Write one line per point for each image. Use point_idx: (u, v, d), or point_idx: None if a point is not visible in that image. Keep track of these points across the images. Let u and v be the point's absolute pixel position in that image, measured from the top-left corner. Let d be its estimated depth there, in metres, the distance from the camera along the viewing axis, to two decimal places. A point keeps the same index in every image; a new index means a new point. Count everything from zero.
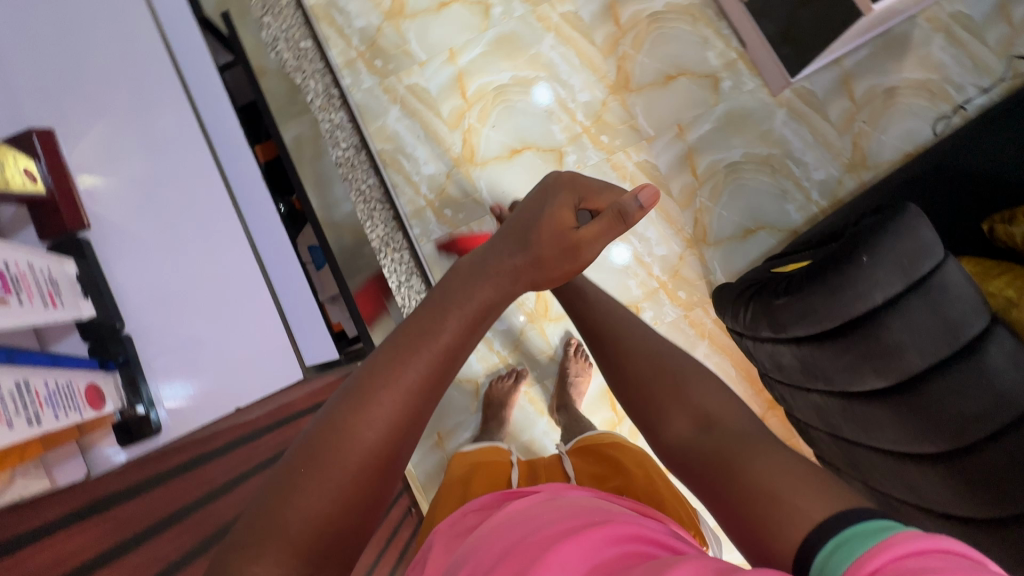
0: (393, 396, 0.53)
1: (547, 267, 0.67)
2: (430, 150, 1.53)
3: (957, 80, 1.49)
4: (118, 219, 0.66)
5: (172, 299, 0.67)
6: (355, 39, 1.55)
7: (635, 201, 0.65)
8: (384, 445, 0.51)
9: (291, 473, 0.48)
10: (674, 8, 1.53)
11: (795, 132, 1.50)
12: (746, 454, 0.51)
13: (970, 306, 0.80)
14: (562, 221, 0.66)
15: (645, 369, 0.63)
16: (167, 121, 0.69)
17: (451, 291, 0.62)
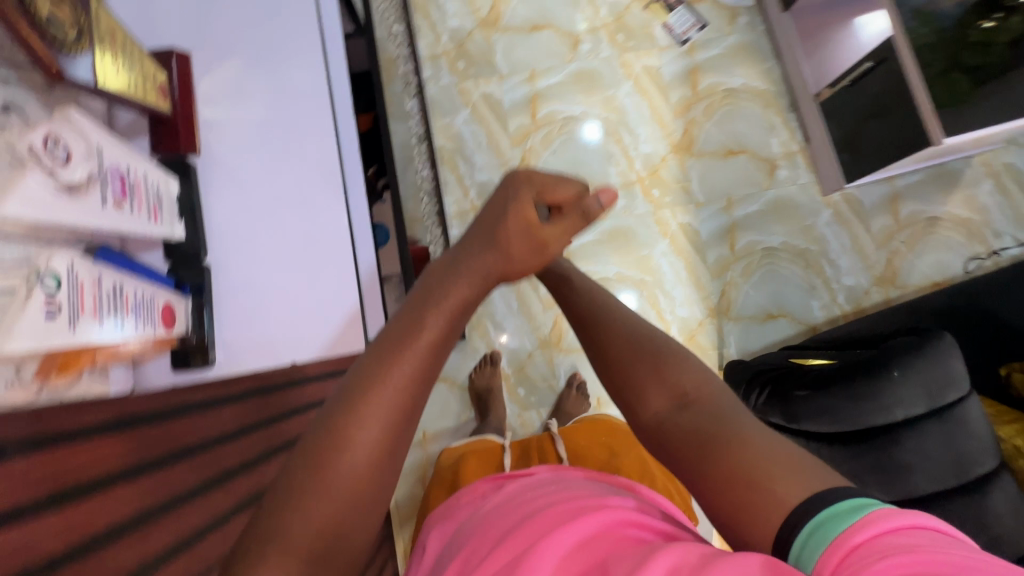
0: (392, 389, 0.47)
1: (515, 264, 0.59)
2: (488, 158, 1.56)
3: (997, 226, 1.55)
4: (224, 154, 0.70)
5: (248, 241, 0.70)
6: (444, 36, 1.60)
7: (598, 201, 0.57)
8: (390, 444, 0.47)
9: (294, 477, 0.44)
10: (749, 89, 1.59)
11: (835, 234, 1.54)
12: (733, 443, 0.48)
13: (983, 444, 0.82)
14: (528, 220, 0.57)
15: (623, 349, 0.57)
16: (292, 74, 0.73)
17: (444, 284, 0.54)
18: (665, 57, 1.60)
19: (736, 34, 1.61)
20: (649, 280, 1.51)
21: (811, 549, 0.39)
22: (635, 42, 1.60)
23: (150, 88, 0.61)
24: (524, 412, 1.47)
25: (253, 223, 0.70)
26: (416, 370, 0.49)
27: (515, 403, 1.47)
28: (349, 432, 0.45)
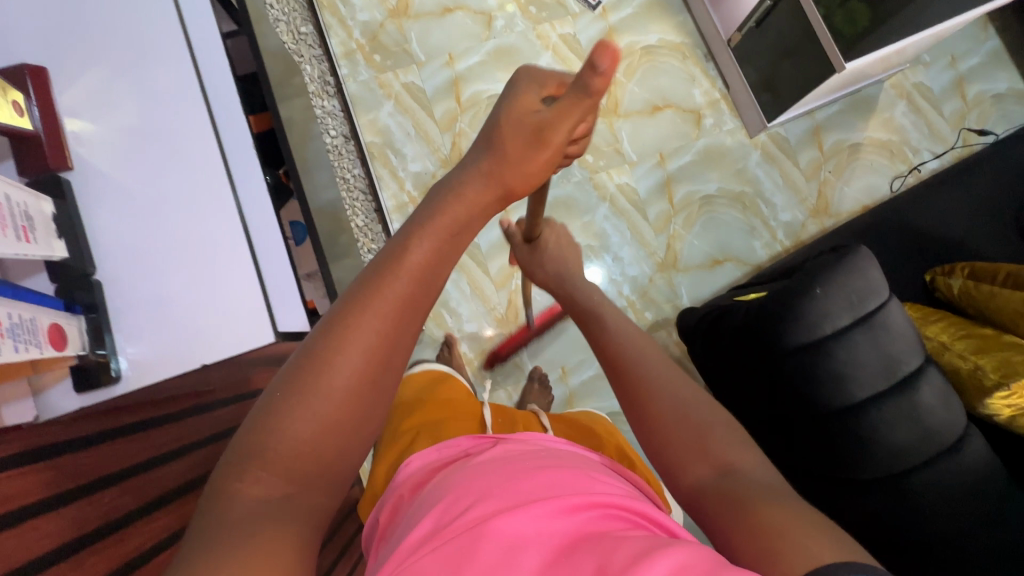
0: (378, 319, 0.50)
1: (514, 163, 0.57)
2: (419, 148, 1.54)
3: (915, 144, 1.61)
4: (103, 165, 0.65)
5: (142, 253, 0.64)
6: (356, 30, 1.57)
7: (595, 62, 0.46)
8: (366, 376, 0.49)
9: (278, 398, 0.47)
10: (666, 44, 1.62)
11: (767, 174, 1.59)
12: (766, 501, 0.49)
13: (907, 344, 0.86)
14: (522, 107, 0.56)
15: (666, 407, 0.60)
16: (163, 71, 0.67)
17: (441, 206, 0.56)
18: (580, 23, 1.61)
19: None
20: (594, 244, 1.53)
21: None
22: (548, 12, 1.61)
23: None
24: (493, 392, 1.48)
25: (140, 236, 0.64)
26: (399, 305, 0.51)
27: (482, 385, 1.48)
28: (330, 360, 0.48)
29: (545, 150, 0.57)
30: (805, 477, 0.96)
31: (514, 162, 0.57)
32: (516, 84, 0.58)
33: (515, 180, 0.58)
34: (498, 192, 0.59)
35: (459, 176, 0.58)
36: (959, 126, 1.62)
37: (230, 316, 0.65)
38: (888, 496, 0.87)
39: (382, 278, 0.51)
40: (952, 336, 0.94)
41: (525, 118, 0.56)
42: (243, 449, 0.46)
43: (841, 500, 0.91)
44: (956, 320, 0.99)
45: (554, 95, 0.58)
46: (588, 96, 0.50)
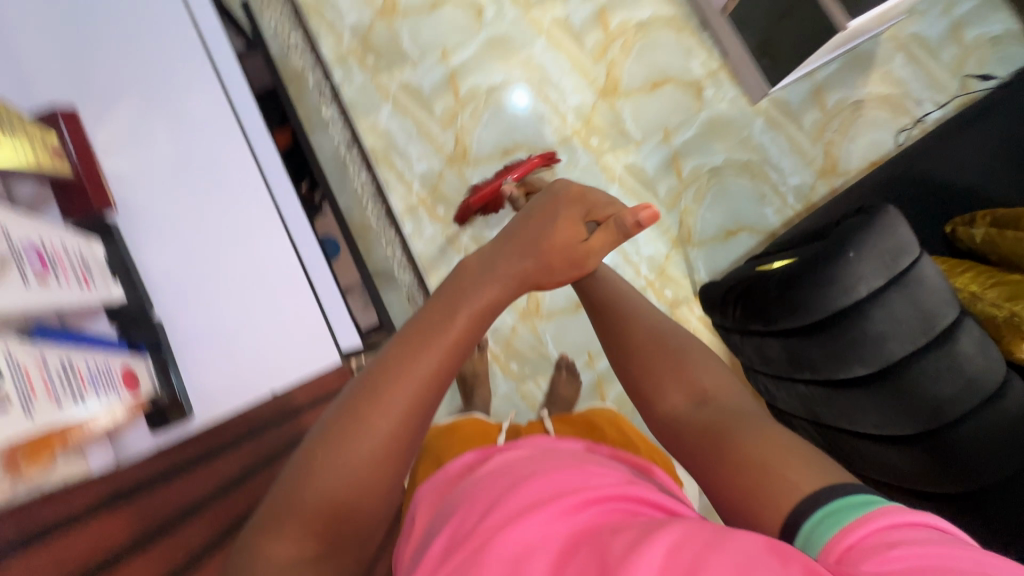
0: (414, 386, 0.52)
1: (555, 274, 0.63)
2: (422, 148, 1.53)
3: (916, 95, 1.61)
4: (145, 201, 0.66)
5: (194, 284, 0.66)
6: (346, 34, 1.55)
7: (635, 217, 0.59)
8: (396, 444, 0.52)
9: (312, 457, 0.50)
10: (659, 18, 1.59)
11: (772, 140, 1.58)
12: (739, 429, 0.55)
13: (943, 298, 0.86)
14: (566, 234, 0.62)
15: (643, 341, 0.65)
16: (198, 104, 0.72)
17: (484, 284, 0.59)
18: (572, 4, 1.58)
19: None
20: None
21: (822, 529, 0.45)
22: None
23: (39, 149, 0.55)
24: (522, 384, 1.49)
25: (187, 265, 0.66)
26: (434, 374, 0.53)
27: (511, 378, 1.49)
28: (362, 428, 0.50)
29: (583, 271, 0.64)
30: (857, 438, 0.98)
31: (554, 251, 0.61)
32: (552, 195, 0.64)
33: (553, 277, 0.63)
34: (527, 289, 0.62)
35: (500, 244, 0.62)
36: (959, 73, 1.61)
37: (291, 341, 0.71)
38: (941, 450, 0.87)
39: (418, 345, 0.54)
40: (982, 286, 0.96)
41: (566, 238, 0.62)
42: (271, 505, 0.49)
43: (895, 456, 0.93)
44: (983, 269, 1.00)
45: (596, 220, 0.64)
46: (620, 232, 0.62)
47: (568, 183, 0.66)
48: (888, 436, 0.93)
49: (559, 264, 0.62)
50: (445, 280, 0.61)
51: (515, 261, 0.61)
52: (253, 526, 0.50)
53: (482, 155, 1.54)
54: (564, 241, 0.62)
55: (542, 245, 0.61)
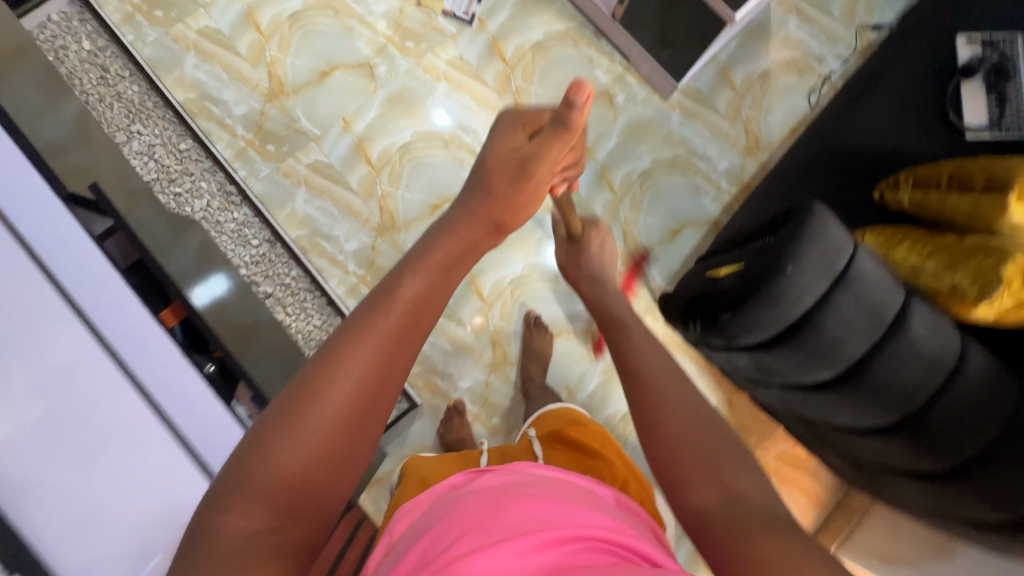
0: (366, 356, 0.61)
1: (502, 198, 0.83)
2: (349, 226, 1.47)
3: (818, 54, 1.63)
4: (31, 470, 0.66)
5: (110, 530, 0.68)
6: (239, 127, 1.47)
7: (571, 100, 0.69)
8: (349, 419, 0.59)
9: (271, 430, 0.57)
10: (553, 35, 1.57)
11: (692, 130, 1.58)
12: (763, 532, 0.56)
13: (885, 287, 0.87)
14: (509, 141, 0.83)
15: (684, 429, 0.67)
16: (61, 343, 0.72)
17: (434, 251, 0.72)
18: (461, 43, 1.54)
19: None
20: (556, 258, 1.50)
21: None
22: (426, 42, 1.53)
23: None
24: (509, 438, 1.45)
25: (95, 517, 0.67)
26: (386, 348, 0.62)
27: (496, 434, 1.45)
28: (320, 401, 0.58)
29: (530, 176, 0.82)
30: (840, 432, 0.98)
31: (502, 202, 0.83)
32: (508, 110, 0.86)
33: (500, 212, 0.83)
34: (488, 219, 0.83)
35: (443, 231, 0.76)
36: (852, 22, 1.63)
37: None
38: (921, 435, 0.88)
39: (370, 322, 0.63)
40: (921, 257, 0.96)
41: (512, 151, 0.82)
42: (232, 473, 0.56)
43: (878, 446, 0.93)
44: (919, 236, 1.00)
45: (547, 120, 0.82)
46: (562, 126, 0.74)
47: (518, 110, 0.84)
48: (867, 428, 0.93)
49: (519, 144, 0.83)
50: (404, 257, 0.72)
51: (467, 213, 0.80)
52: (210, 501, 0.55)
53: (411, 218, 1.48)
54: (514, 199, 0.84)
55: (491, 184, 0.83)
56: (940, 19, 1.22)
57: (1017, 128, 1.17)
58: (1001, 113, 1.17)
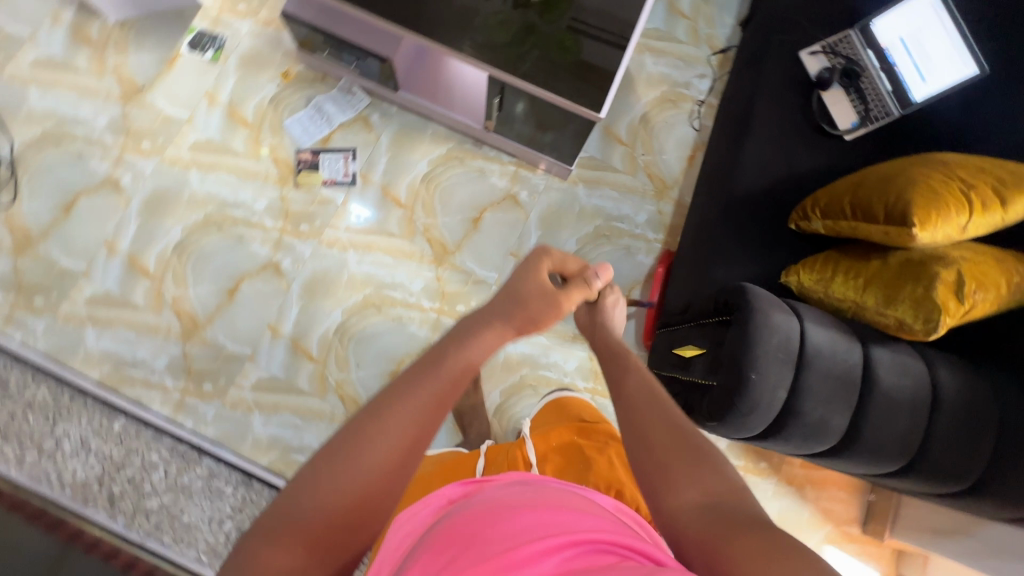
0: (411, 415, 0.62)
1: (538, 314, 0.88)
2: (317, 428, 1.40)
3: (683, 80, 1.68)
4: None
5: None
6: (167, 379, 1.40)
7: (597, 275, 0.97)
8: (393, 468, 0.59)
9: (314, 469, 0.57)
10: (437, 162, 1.56)
11: (602, 197, 1.60)
12: (745, 525, 0.52)
13: (842, 349, 0.89)
14: (547, 279, 0.92)
15: (666, 430, 0.67)
16: None
17: (485, 321, 0.81)
18: (354, 205, 1.52)
19: (383, 133, 1.56)
20: (526, 373, 1.50)
21: None
22: (320, 219, 1.50)
23: None
24: None
25: None
26: (431, 407, 0.64)
27: None
28: (368, 446, 0.58)
29: (559, 309, 0.90)
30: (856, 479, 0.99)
31: (535, 312, 0.86)
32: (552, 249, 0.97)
33: (532, 327, 0.88)
34: (518, 324, 0.85)
35: (481, 306, 0.85)
36: (699, 40, 1.70)
37: None
38: (931, 468, 0.90)
39: (418, 380, 0.66)
40: (856, 290, 1.00)
41: (544, 288, 0.89)
42: (287, 497, 0.56)
43: (896, 485, 0.94)
44: (846, 263, 1.04)
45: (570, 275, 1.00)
46: (584, 283, 0.96)
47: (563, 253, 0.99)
48: (880, 473, 0.94)
49: (548, 283, 0.92)
50: (468, 316, 0.82)
51: (498, 300, 0.87)
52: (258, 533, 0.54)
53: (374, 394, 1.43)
54: (541, 314, 0.88)
55: (528, 304, 0.87)
56: (779, 38, 1.28)
57: (886, 113, 1.21)
58: (865, 106, 1.22)
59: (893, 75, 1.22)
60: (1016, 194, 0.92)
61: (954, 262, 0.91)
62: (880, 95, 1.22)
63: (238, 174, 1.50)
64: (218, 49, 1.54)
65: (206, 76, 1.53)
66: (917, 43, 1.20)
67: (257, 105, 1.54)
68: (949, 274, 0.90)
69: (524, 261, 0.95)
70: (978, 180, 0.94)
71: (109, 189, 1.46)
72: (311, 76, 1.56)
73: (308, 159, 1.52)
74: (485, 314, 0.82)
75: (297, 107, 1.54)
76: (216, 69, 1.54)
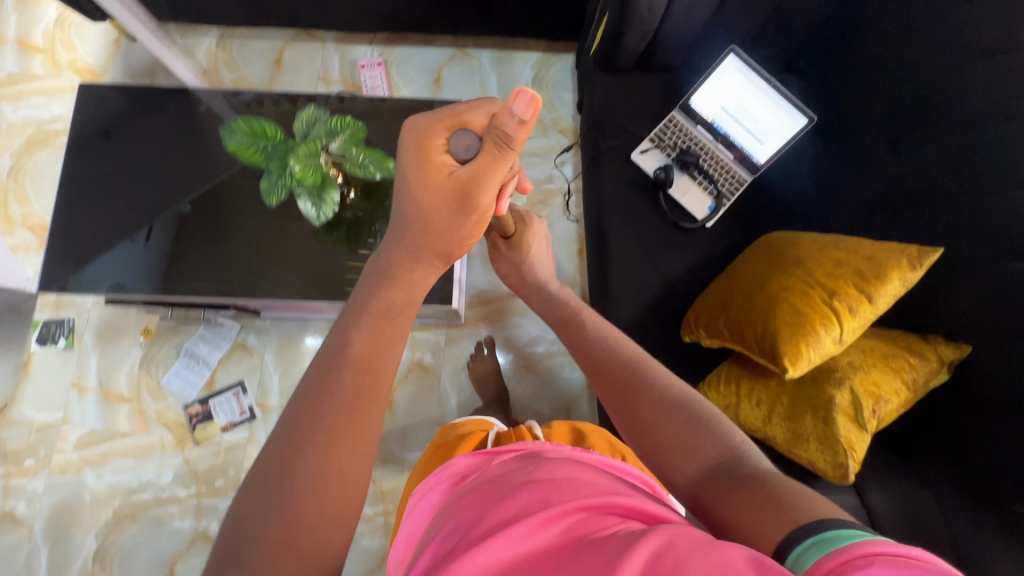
0: (339, 400, 0.50)
1: (445, 227, 0.63)
2: None
3: (544, 176, 1.62)
4: None
5: None
6: None
7: (512, 116, 0.52)
8: (342, 461, 0.48)
9: (257, 491, 0.45)
10: None
11: (506, 326, 1.52)
12: (757, 473, 0.50)
13: None
14: (438, 172, 0.59)
15: (649, 394, 0.63)
16: None
17: (385, 285, 0.61)
18: (262, 438, 1.43)
19: (265, 351, 1.48)
20: None
21: None
22: (232, 466, 1.41)
23: None
24: None
25: None
26: (366, 375, 0.53)
27: None
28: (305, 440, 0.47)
29: (473, 208, 0.61)
30: None
31: (444, 236, 0.64)
32: (431, 111, 0.57)
33: (450, 248, 0.65)
34: (430, 257, 0.64)
35: (389, 251, 0.64)
36: (545, 129, 1.64)
37: None
38: None
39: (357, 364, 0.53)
40: (765, 418, 0.91)
41: (451, 201, 0.60)
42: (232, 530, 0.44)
43: None
44: (748, 382, 0.96)
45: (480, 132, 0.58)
46: (499, 141, 0.56)
47: (428, 115, 0.57)
48: None
49: (444, 176, 0.59)
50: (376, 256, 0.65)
51: (404, 220, 0.63)
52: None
53: None
54: (458, 236, 0.64)
55: (428, 228, 0.62)
56: (606, 144, 1.20)
57: (739, 183, 1.16)
58: (715, 184, 1.16)
59: (730, 144, 1.17)
60: (881, 285, 0.84)
61: (845, 378, 0.84)
62: (726, 167, 1.17)
63: (134, 454, 1.41)
64: (70, 333, 1.46)
65: (67, 366, 1.44)
66: (738, 107, 1.14)
67: (129, 374, 1.45)
68: (844, 397, 0.83)
69: (398, 142, 0.59)
70: (839, 282, 0.86)
71: (7, 525, 1.37)
72: (174, 322, 1.48)
73: (198, 410, 1.43)
74: (396, 241, 0.64)
75: (170, 360, 1.46)
76: (74, 354, 1.45)
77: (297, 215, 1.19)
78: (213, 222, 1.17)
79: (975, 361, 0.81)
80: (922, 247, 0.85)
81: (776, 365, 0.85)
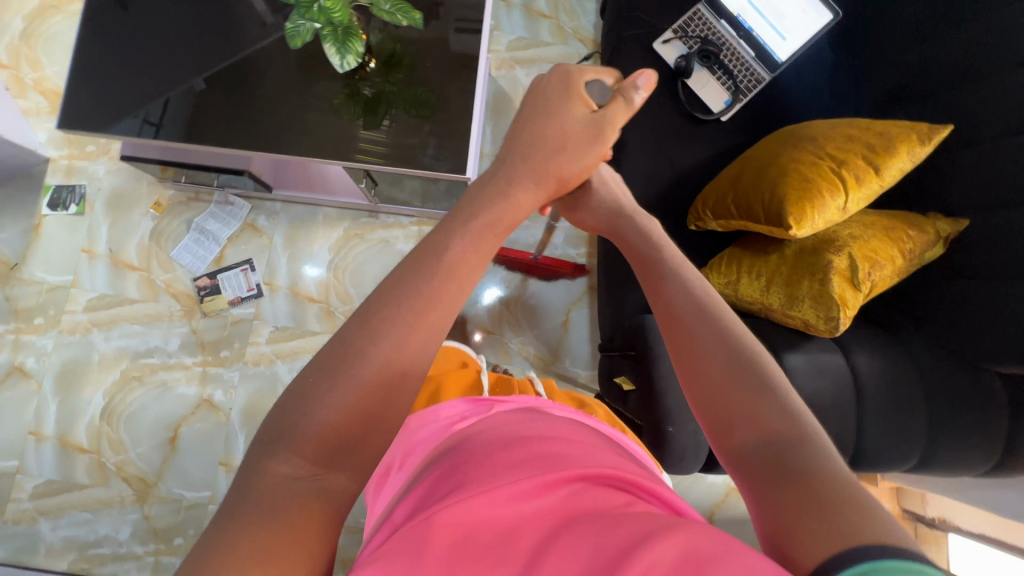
0: (415, 322, 0.46)
1: (575, 161, 0.67)
2: None
3: None
4: None
5: None
6: (137, 547, 1.35)
7: (638, 85, 0.70)
8: (402, 380, 0.44)
9: (308, 381, 0.43)
10: (337, 247, 1.50)
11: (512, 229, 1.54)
12: (825, 468, 0.40)
13: None
14: (581, 109, 0.68)
15: (717, 349, 0.51)
16: None
17: (491, 191, 0.59)
18: (267, 315, 1.47)
19: (275, 233, 1.50)
20: None
21: None
22: (238, 340, 1.45)
23: None
24: None
25: None
26: (435, 322, 0.47)
27: None
28: (355, 358, 0.43)
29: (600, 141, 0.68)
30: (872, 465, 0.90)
31: (571, 159, 0.66)
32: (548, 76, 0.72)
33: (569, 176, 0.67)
34: (550, 181, 0.65)
35: (503, 171, 0.63)
36: (567, 37, 1.63)
37: None
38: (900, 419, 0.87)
39: (406, 289, 0.48)
40: (762, 290, 0.95)
41: (580, 122, 0.67)
42: (283, 415, 0.42)
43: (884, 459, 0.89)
44: (750, 258, 0.99)
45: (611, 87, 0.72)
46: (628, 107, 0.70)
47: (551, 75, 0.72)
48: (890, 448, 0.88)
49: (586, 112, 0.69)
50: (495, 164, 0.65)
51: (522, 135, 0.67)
52: (252, 448, 0.41)
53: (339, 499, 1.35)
54: (584, 161, 0.67)
55: (560, 147, 0.66)
56: (630, 32, 1.23)
57: (756, 81, 1.16)
58: (734, 79, 1.16)
59: (752, 39, 1.16)
60: (889, 157, 0.86)
61: (845, 245, 0.87)
62: (745, 64, 1.16)
63: (142, 320, 1.44)
64: (81, 200, 1.47)
65: (77, 231, 1.46)
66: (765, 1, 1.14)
67: (138, 244, 1.47)
68: (842, 261, 0.86)
69: (545, 76, 0.72)
70: (848, 154, 0.89)
71: (17, 377, 1.41)
72: (183, 198, 1.49)
73: (207, 283, 1.46)
74: (509, 170, 0.63)
75: (180, 234, 1.48)
76: (85, 221, 1.47)
77: (318, 81, 1.20)
78: (233, 81, 1.17)
79: (971, 233, 0.85)
80: (933, 125, 0.87)
81: (781, 228, 0.88)
